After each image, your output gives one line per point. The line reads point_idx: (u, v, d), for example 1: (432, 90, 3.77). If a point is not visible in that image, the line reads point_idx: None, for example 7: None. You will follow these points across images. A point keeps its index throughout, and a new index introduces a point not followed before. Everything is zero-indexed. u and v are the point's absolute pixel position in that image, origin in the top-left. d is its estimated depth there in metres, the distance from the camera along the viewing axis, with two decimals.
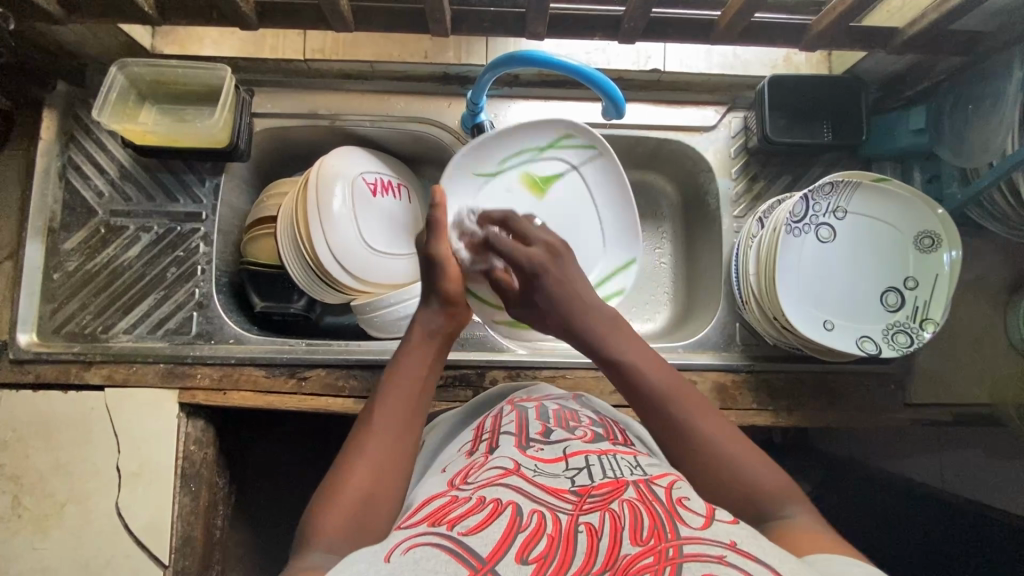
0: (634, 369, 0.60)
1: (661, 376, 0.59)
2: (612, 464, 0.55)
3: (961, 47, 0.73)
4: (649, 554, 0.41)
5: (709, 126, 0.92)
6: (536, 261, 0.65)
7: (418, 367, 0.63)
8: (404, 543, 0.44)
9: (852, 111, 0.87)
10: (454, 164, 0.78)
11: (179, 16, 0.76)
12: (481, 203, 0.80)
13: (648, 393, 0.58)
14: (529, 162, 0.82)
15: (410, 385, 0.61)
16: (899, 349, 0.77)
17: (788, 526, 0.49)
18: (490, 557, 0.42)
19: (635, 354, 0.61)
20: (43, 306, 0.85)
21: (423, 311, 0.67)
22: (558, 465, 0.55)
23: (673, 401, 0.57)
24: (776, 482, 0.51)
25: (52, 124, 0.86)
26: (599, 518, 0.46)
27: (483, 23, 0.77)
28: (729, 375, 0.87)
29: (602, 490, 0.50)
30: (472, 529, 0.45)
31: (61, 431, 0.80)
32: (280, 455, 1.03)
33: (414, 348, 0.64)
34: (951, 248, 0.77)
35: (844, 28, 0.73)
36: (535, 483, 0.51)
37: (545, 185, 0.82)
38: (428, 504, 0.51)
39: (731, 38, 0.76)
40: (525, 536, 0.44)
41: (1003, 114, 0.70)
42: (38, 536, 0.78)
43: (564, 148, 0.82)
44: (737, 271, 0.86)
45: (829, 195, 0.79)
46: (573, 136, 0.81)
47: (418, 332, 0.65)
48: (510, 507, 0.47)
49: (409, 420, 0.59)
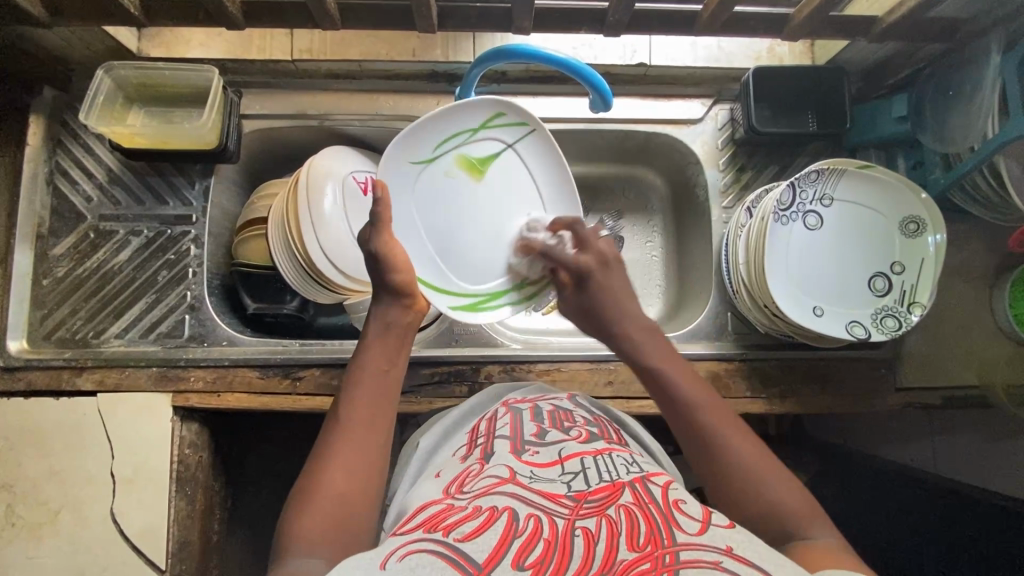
0: (675, 380, 0.63)
1: (699, 390, 0.62)
2: (608, 465, 0.55)
3: (941, 34, 0.74)
4: (646, 560, 0.41)
5: (695, 119, 0.93)
6: (587, 265, 0.70)
7: (380, 361, 0.62)
8: (399, 550, 0.44)
9: (837, 100, 0.88)
10: (387, 152, 0.67)
11: (165, 18, 0.76)
12: (418, 192, 0.70)
13: (681, 405, 0.61)
14: (463, 143, 0.72)
15: (373, 376, 0.61)
16: (888, 332, 0.78)
17: (806, 544, 0.50)
18: (486, 563, 0.42)
19: (673, 369, 0.64)
20: (33, 313, 0.85)
21: (378, 307, 0.66)
22: (554, 470, 0.55)
23: (703, 409, 0.60)
24: (802, 507, 0.53)
25: (39, 130, 0.86)
26: (595, 523, 0.46)
27: (470, 19, 0.77)
28: (723, 364, 0.87)
29: (599, 496, 0.50)
30: (469, 535, 0.45)
31: (55, 438, 0.79)
32: (277, 458, 1.03)
33: (376, 342, 0.63)
34: (935, 232, 0.79)
35: (825, 17, 0.74)
36: (532, 489, 0.52)
37: (483, 167, 0.72)
38: (424, 511, 0.51)
39: (714, 30, 0.77)
40: (522, 542, 0.44)
41: (983, 100, 0.71)
42: (33, 544, 0.77)
43: (498, 128, 0.73)
44: (727, 261, 0.87)
45: (815, 182, 0.80)
46: (505, 114, 0.72)
47: (376, 325, 0.64)
48: (507, 513, 0.48)
49: (380, 408, 0.59)
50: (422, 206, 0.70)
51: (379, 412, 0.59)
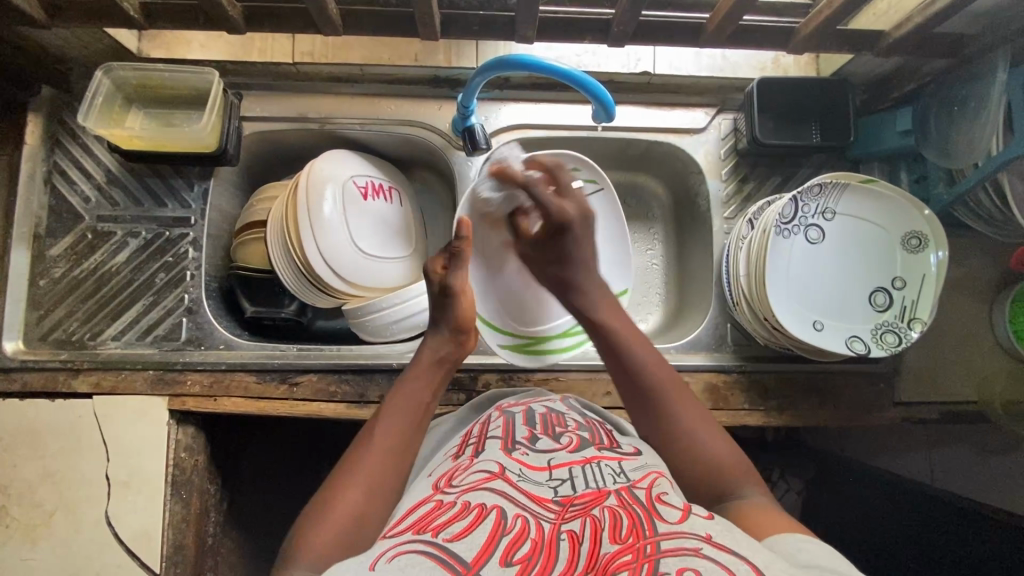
0: (618, 335, 0.65)
1: (646, 352, 0.64)
2: (595, 474, 0.54)
3: (946, 48, 0.74)
4: (627, 552, 0.41)
5: (699, 128, 0.92)
6: (567, 214, 0.67)
7: (423, 388, 0.64)
8: (388, 553, 0.44)
9: (841, 112, 0.87)
10: (467, 197, 0.79)
11: (166, 20, 0.75)
12: (490, 232, 0.83)
13: (631, 367, 0.63)
14: None
15: (412, 404, 0.62)
16: (888, 348, 0.78)
17: (739, 504, 0.53)
18: (473, 563, 0.42)
19: (636, 346, 0.64)
20: (29, 313, 0.84)
21: (433, 336, 0.69)
22: (542, 473, 0.54)
23: (658, 379, 0.62)
24: (733, 465, 0.56)
25: (38, 129, 0.85)
26: (580, 525, 0.46)
27: (473, 26, 0.77)
28: (722, 376, 0.87)
29: (584, 500, 0.49)
30: (457, 535, 0.45)
31: (50, 440, 0.79)
32: (274, 459, 1.03)
33: (420, 370, 0.65)
34: (938, 249, 0.78)
35: (831, 30, 0.74)
36: (519, 488, 0.51)
37: None
38: (414, 512, 0.51)
39: (720, 41, 0.77)
40: (509, 541, 0.44)
41: (987, 116, 0.70)
42: (27, 546, 0.77)
43: (572, 181, 0.84)
44: (727, 273, 0.87)
45: (817, 196, 0.80)
46: (580, 170, 0.83)
47: (428, 356, 0.67)
48: (494, 511, 0.47)
49: (410, 437, 0.60)
50: (494, 243, 0.83)
51: (411, 440, 0.60)
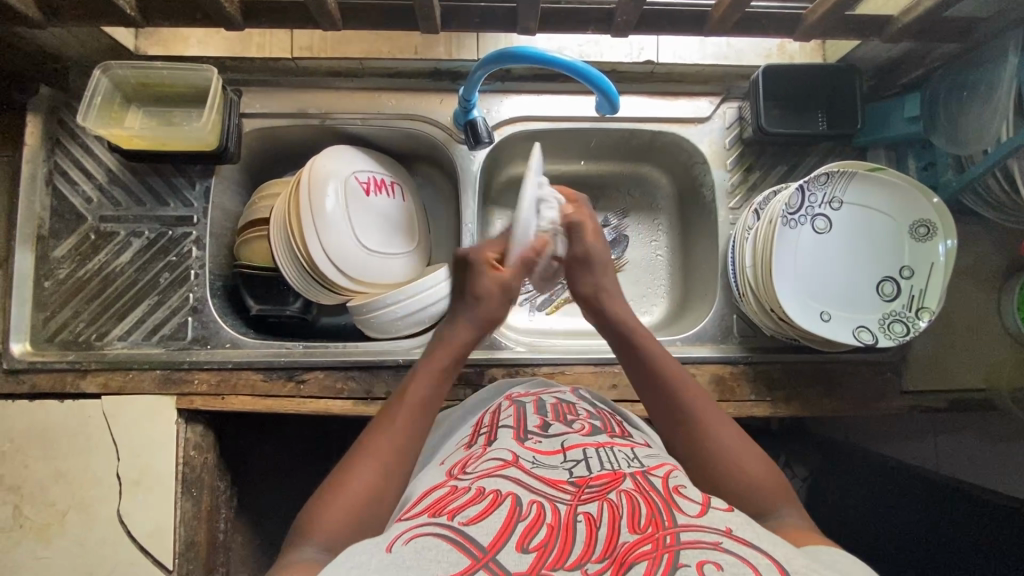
0: (648, 355, 0.65)
1: (676, 369, 0.64)
2: (609, 457, 0.54)
3: (958, 33, 0.72)
4: (647, 541, 0.41)
5: (703, 118, 0.91)
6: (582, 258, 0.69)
7: (439, 365, 0.62)
8: (405, 534, 0.44)
9: (847, 99, 0.86)
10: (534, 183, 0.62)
11: (161, 17, 0.74)
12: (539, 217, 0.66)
13: (661, 385, 0.62)
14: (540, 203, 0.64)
15: (428, 379, 0.61)
16: (895, 338, 0.78)
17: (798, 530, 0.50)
18: (490, 546, 0.42)
19: (658, 354, 0.65)
20: (35, 315, 0.84)
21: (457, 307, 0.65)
22: (557, 457, 0.55)
23: (690, 396, 0.61)
24: (774, 485, 0.54)
25: (37, 129, 0.85)
26: (597, 508, 0.46)
27: (473, 18, 0.76)
28: (728, 367, 0.87)
29: (600, 481, 0.50)
30: (473, 519, 0.45)
31: (61, 441, 0.80)
32: (283, 454, 1.04)
33: (436, 348, 0.64)
34: (946, 237, 0.77)
35: (840, 16, 0.72)
36: (534, 474, 0.51)
37: None
38: (427, 495, 0.51)
39: (725, 30, 0.76)
40: (525, 526, 0.44)
41: (995, 103, 0.69)
42: (42, 544, 0.78)
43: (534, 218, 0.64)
44: (734, 263, 0.86)
45: (824, 184, 0.79)
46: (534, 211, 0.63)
47: (445, 334, 0.65)
48: (510, 497, 0.47)
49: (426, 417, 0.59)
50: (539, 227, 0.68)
51: (424, 421, 0.59)
